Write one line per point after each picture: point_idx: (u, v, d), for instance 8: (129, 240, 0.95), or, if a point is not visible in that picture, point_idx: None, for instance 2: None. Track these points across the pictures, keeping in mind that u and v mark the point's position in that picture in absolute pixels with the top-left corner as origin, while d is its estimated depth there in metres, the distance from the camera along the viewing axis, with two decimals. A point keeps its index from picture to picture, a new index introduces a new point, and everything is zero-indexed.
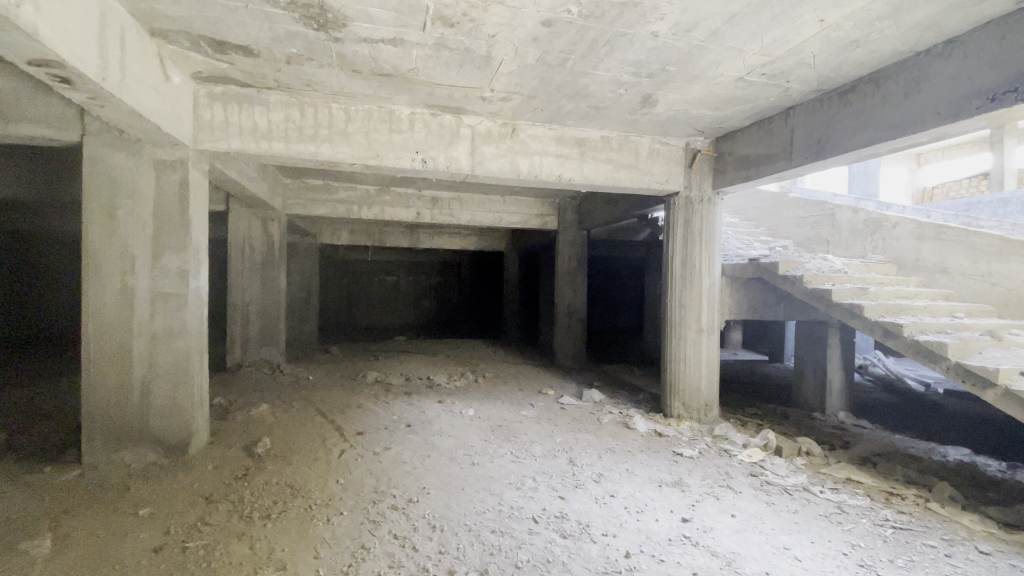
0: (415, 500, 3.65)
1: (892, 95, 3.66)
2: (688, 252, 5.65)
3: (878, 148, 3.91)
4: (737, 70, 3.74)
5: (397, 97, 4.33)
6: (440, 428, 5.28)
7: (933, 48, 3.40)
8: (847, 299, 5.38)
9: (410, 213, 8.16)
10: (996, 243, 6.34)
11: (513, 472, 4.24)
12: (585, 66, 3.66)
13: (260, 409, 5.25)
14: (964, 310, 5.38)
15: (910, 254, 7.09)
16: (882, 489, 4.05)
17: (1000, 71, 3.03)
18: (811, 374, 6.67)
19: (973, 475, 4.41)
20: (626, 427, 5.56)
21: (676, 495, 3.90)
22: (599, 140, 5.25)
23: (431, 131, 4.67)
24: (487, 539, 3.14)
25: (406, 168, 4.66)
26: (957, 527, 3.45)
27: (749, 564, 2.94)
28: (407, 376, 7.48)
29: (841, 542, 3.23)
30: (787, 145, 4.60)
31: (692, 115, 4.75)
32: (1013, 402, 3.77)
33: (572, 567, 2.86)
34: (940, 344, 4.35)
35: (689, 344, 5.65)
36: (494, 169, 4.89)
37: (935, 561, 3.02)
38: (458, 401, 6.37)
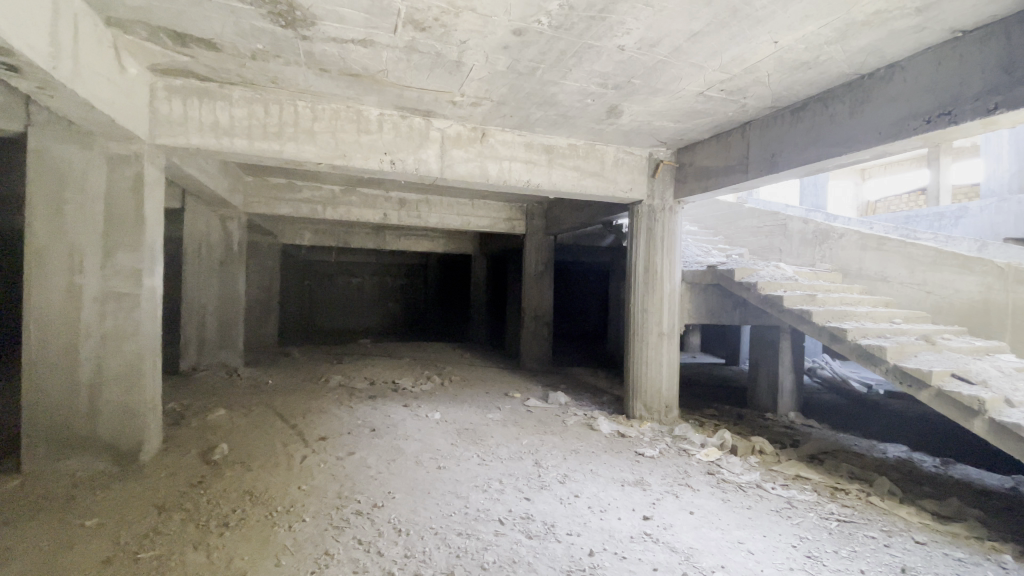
0: (380, 505, 3.62)
1: (838, 114, 3.91)
2: (650, 258, 5.83)
3: (826, 163, 4.17)
4: (697, 85, 3.91)
5: (366, 97, 4.30)
6: (406, 432, 5.25)
7: (876, 72, 3.65)
8: (798, 305, 5.67)
9: (376, 215, 8.04)
10: (930, 254, 6.67)
11: (480, 475, 4.26)
12: (554, 75, 3.74)
13: (217, 415, 5.06)
14: (902, 316, 5.78)
15: (854, 263, 7.51)
16: (828, 484, 4.30)
17: (934, 95, 3.30)
18: (764, 376, 6.99)
19: (909, 471, 4.73)
20: (590, 428, 5.67)
21: (638, 494, 4.02)
22: (567, 147, 5.37)
23: (399, 132, 4.66)
24: (453, 541, 3.15)
25: (374, 170, 4.63)
26: (895, 518, 3.71)
27: (705, 558, 3.07)
28: (371, 380, 7.38)
29: (790, 535, 3.41)
30: (743, 158, 4.83)
31: (655, 127, 4.93)
32: (944, 401, 4.08)
33: (537, 567, 2.91)
34: (880, 348, 4.65)
35: (651, 347, 5.82)
36: (464, 173, 4.92)
37: (876, 551, 3.23)
38: (425, 405, 6.33)
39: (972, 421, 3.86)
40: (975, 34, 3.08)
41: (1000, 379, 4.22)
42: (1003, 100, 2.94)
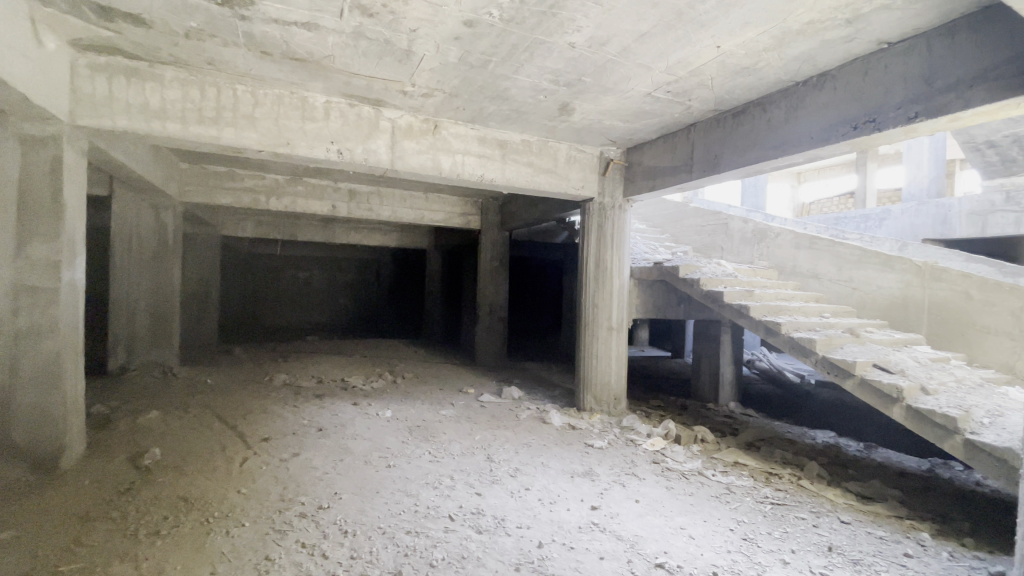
0: (326, 506, 3.51)
1: (776, 118, 4.11)
2: (601, 254, 5.94)
3: (763, 165, 4.38)
4: (645, 86, 4.01)
5: (311, 82, 4.13)
6: (354, 431, 5.11)
7: (809, 80, 3.87)
8: (738, 300, 5.94)
9: (325, 206, 7.75)
10: (856, 253, 7.08)
11: (431, 472, 4.21)
12: (506, 69, 3.73)
13: (150, 417, 4.75)
14: (830, 311, 6.19)
15: (789, 261, 7.92)
16: (763, 470, 4.55)
17: (860, 104, 3.53)
18: (706, 369, 7.31)
19: (836, 455, 5.08)
20: (542, 422, 5.74)
21: (587, 484, 4.11)
22: (520, 143, 5.37)
23: (348, 122, 4.51)
24: (402, 540, 3.11)
25: (321, 159, 4.46)
26: (823, 500, 3.97)
27: (650, 545, 3.17)
28: (319, 378, 7.15)
29: (728, 519, 3.58)
30: (688, 159, 5.01)
31: (606, 125, 5.01)
32: (867, 389, 4.39)
33: (486, 561, 2.91)
34: (810, 340, 4.95)
35: (601, 341, 5.95)
36: (416, 165, 4.82)
37: (805, 531, 3.45)
38: (376, 403, 6.19)
39: (891, 407, 4.18)
40: (899, 46, 3.31)
41: (915, 369, 4.58)
42: (923, 109, 3.19)
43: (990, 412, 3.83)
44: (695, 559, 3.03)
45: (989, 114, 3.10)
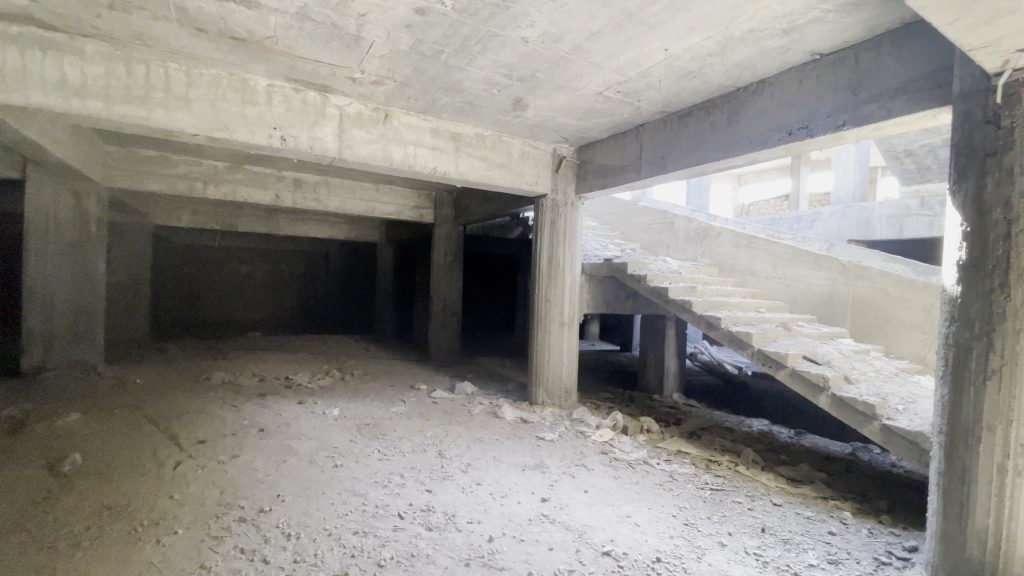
0: (267, 509, 3.36)
1: (719, 121, 4.28)
2: (553, 250, 6.01)
3: (706, 167, 4.56)
4: (596, 85, 4.07)
5: (252, 64, 3.91)
6: (299, 430, 4.93)
7: (749, 86, 4.05)
8: (682, 296, 6.17)
9: (268, 195, 7.40)
10: (789, 251, 7.51)
11: (380, 471, 4.13)
12: (459, 61, 3.68)
13: (71, 420, 4.37)
14: (766, 306, 6.55)
15: (729, 258, 8.30)
16: (703, 458, 4.77)
17: (794, 111, 3.74)
18: (652, 362, 7.58)
19: (769, 441, 5.40)
20: (494, 416, 5.75)
21: (537, 477, 4.16)
22: (474, 137, 5.32)
23: (292, 107, 4.31)
24: (348, 541, 3.03)
25: (262, 146, 4.25)
26: (757, 484, 4.21)
27: (597, 534, 3.25)
28: (262, 377, 6.84)
29: (671, 506, 3.73)
30: (637, 159, 5.14)
31: (559, 122, 5.06)
32: (797, 379, 4.68)
33: (436, 558, 2.88)
34: (747, 334, 5.22)
35: (552, 336, 6.02)
36: (365, 155, 4.68)
37: (741, 514, 3.64)
38: (322, 401, 6.00)
39: (819, 396, 4.48)
40: (830, 57, 3.53)
41: (840, 360, 4.93)
42: (849, 118, 3.42)
43: (904, 399, 4.18)
44: (640, 545, 3.13)
45: (907, 125, 3.36)
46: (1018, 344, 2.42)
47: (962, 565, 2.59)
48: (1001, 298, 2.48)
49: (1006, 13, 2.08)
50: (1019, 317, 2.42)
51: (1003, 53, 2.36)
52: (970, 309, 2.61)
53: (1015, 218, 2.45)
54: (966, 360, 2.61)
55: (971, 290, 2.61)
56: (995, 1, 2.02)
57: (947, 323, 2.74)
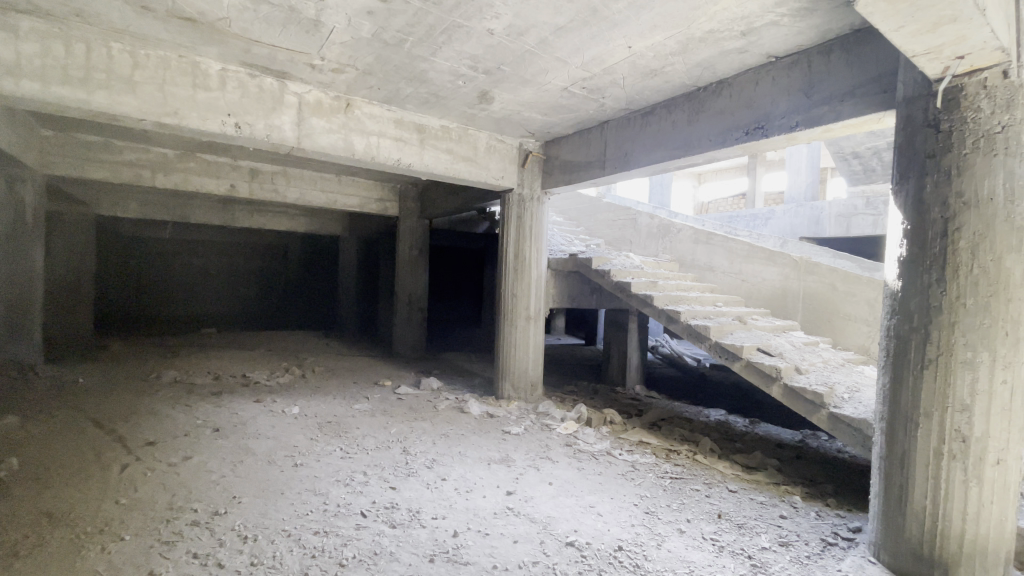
0: (222, 512, 3.24)
1: (680, 120, 4.38)
2: (520, 245, 6.02)
3: (667, 165, 4.66)
4: (562, 81, 4.08)
5: (203, 46, 3.72)
6: (256, 430, 4.76)
7: (709, 86, 4.15)
8: (644, 291, 6.30)
9: (223, 185, 7.08)
10: (745, 247, 7.79)
11: (342, 469, 4.04)
12: (423, 51, 3.61)
13: (4, 423, 4.07)
14: (723, 301, 6.78)
15: (688, 254, 8.53)
16: (664, 448, 4.90)
17: (751, 111, 3.86)
18: (615, 355, 7.72)
19: (726, 430, 5.60)
20: (460, 411, 5.73)
21: (503, 471, 4.17)
22: (439, 129, 5.24)
23: (247, 93, 4.13)
24: (308, 541, 2.95)
25: (215, 133, 4.05)
26: (714, 472, 4.36)
27: (561, 525, 3.30)
28: (217, 375, 6.57)
29: (633, 495, 3.82)
30: (601, 155, 5.20)
31: (524, 117, 5.05)
32: (751, 370, 4.86)
33: (400, 556, 2.85)
34: (705, 327, 5.38)
35: (518, 330, 6.04)
36: (325, 145, 4.54)
37: (700, 501, 3.77)
38: (281, 399, 5.81)
39: (772, 386, 4.66)
40: (784, 61, 3.66)
41: (791, 352, 5.16)
42: (802, 119, 3.56)
43: (849, 388, 4.41)
44: (603, 534, 3.19)
45: (855, 127, 3.53)
46: (953, 335, 2.59)
47: (902, 543, 2.76)
48: (939, 292, 2.64)
49: (947, 22, 2.20)
50: (953, 309, 2.59)
51: (943, 60, 2.50)
52: (910, 302, 2.76)
53: (950, 218, 2.62)
54: (906, 351, 2.77)
55: (911, 284, 2.77)
56: (936, 10, 2.14)
57: (889, 316, 2.89)
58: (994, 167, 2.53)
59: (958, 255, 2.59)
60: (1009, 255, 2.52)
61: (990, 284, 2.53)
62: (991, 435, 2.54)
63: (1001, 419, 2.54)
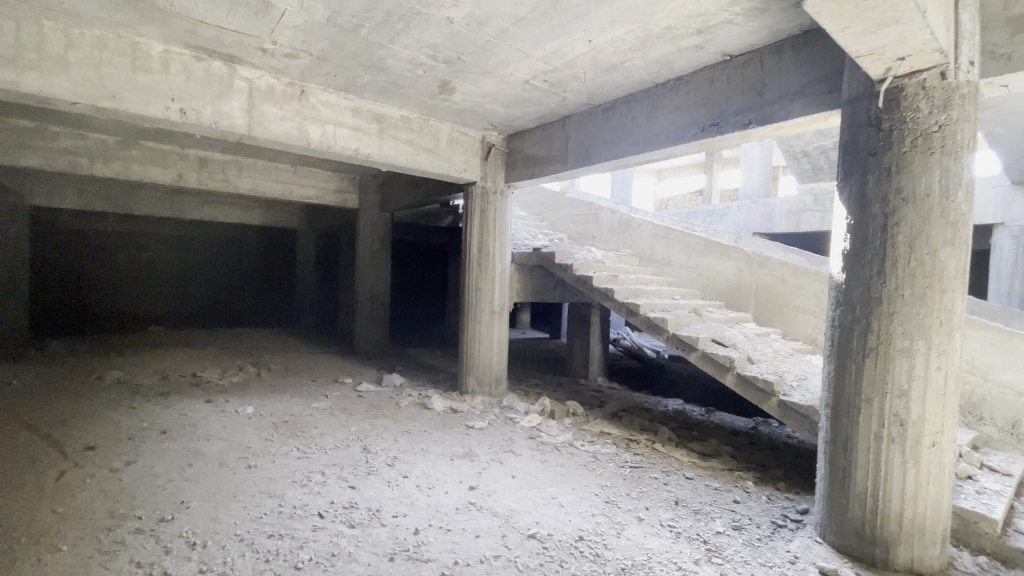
0: (169, 518, 3.08)
1: (639, 115, 4.44)
2: (483, 238, 5.98)
3: (628, 160, 4.72)
4: (523, 73, 4.06)
5: (143, 26, 3.49)
6: (208, 432, 4.55)
7: (667, 83, 4.22)
8: (605, 285, 6.38)
9: (169, 175, 6.70)
10: (701, 242, 8.01)
11: (299, 469, 3.91)
12: (381, 38, 3.51)
13: None
14: (681, 294, 6.96)
15: (648, 249, 8.70)
16: (624, 438, 4.99)
17: (707, 108, 3.94)
18: (578, 347, 7.82)
19: (683, 419, 5.77)
20: (423, 407, 5.66)
21: (466, 466, 4.15)
22: (399, 119, 5.12)
23: (193, 77, 3.91)
24: (261, 545, 2.84)
25: (158, 119, 3.82)
26: (672, 460, 4.47)
27: (523, 517, 3.30)
28: (165, 375, 6.25)
29: (594, 485, 3.87)
30: (563, 150, 5.21)
31: (486, 109, 5.00)
32: (706, 361, 5.00)
33: (358, 556, 2.78)
34: (663, 319, 5.50)
35: (481, 324, 6.01)
36: (278, 133, 4.36)
37: (659, 489, 3.86)
38: (235, 399, 5.58)
39: (726, 376, 4.81)
40: (738, 59, 3.76)
41: (744, 342, 5.34)
42: (755, 117, 3.66)
43: (797, 376, 4.61)
44: (564, 525, 3.22)
45: (803, 126, 3.65)
46: (892, 324, 2.74)
47: (846, 523, 2.91)
48: (879, 283, 2.78)
49: (890, 23, 2.30)
50: (892, 300, 2.74)
51: (885, 61, 2.62)
52: (853, 294, 2.90)
53: (891, 213, 2.76)
54: (849, 341, 2.90)
55: (854, 276, 2.90)
56: (879, 11, 2.23)
57: (833, 307, 3.02)
58: (930, 165, 2.68)
59: (897, 248, 2.74)
60: (943, 248, 2.67)
61: (925, 275, 2.68)
62: (927, 419, 2.69)
63: (935, 402, 2.70)
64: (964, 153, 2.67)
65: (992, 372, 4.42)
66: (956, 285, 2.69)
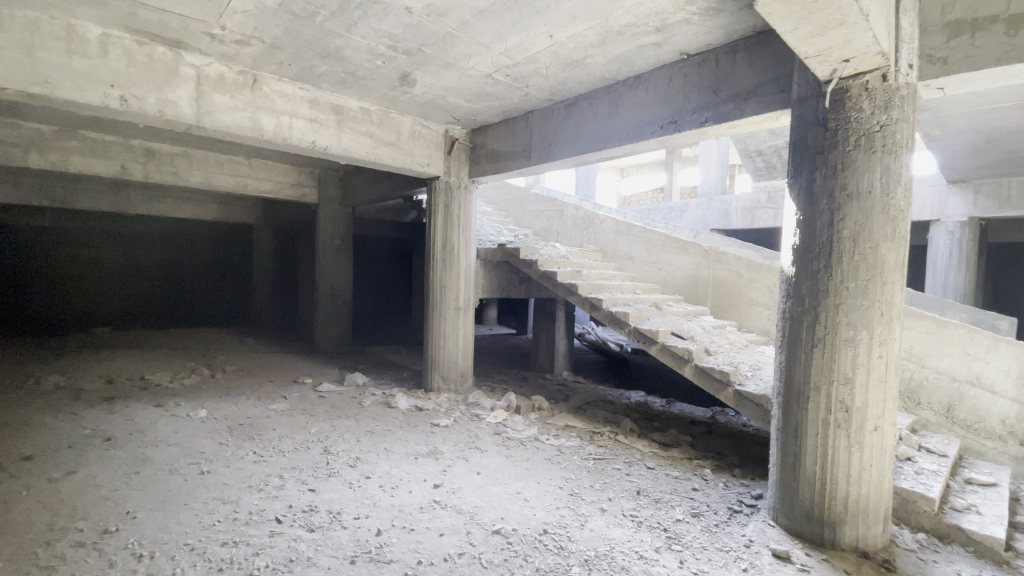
0: (113, 530, 2.90)
1: (600, 112, 4.49)
2: (447, 234, 5.92)
3: (590, 156, 4.76)
4: (485, 67, 4.02)
5: (78, 7, 3.26)
6: (157, 437, 4.32)
7: (628, 80, 4.27)
8: (568, 280, 6.44)
9: (112, 168, 6.32)
10: (662, 238, 8.19)
11: (255, 474, 3.77)
12: (337, 26, 3.40)
13: None
14: (642, 289, 7.09)
15: (611, 245, 8.83)
16: (588, 430, 5.06)
17: (666, 106, 4.01)
18: (543, 342, 7.89)
19: (645, 410, 5.90)
20: (387, 406, 5.57)
21: (430, 464, 4.10)
22: (359, 111, 4.99)
23: (135, 63, 3.69)
24: (214, 554, 2.72)
25: (96, 106, 3.58)
26: (634, 451, 4.56)
27: (488, 514, 3.29)
28: (111, 379, 5.90)
29: (558, 478, 3.90)
30: (527, 146, 5.21)
31: (448, 103, 4.94)
32: (666, 353, 5.12)
33: (317, 560, 2.71)
34: (625, 314, 5.59)
35: (447, 321, 5.95)
36: (229, 124, 4.17)
37: (621, 480, 3.92)
38: (186, 402, 5.33)
39: (685, 368, 4.93)
40: (695, 59, 3.84)
41: (702, 335, 5.50)
42: (711, 116, 3.75)
43: (751, 366, 4.78)
44: (529, 519, 3.23)
45: (756, 125, 3.77)
46: (838, 315, 2.86)
47: (797, 506, 3.03)
48: (826, 277, 2.91)
49: (835, 25, 2.39)
50: (838, 292, 2.86)
51: (831, 62, 2.73)
52: (802, 287, 3.02)
53: (836, 209, 2.88)
54: (799, 332, 3.02)
55: (803, 270, 3.01)
56: (826, 14, 2.31)
57: (784, 300, 3.14)
58: (872, 163, 2.81)
59: (842, 243, 2.86)
60: (884, 243, 2.81)
61: (868, 269, 2.81)
62: (870, 405, 2.84)
63: (877, 389, 2.84)
64: (904, 152, 2.81)
65: (929, 359, 4.69)
66: (896, 278, 2.83)
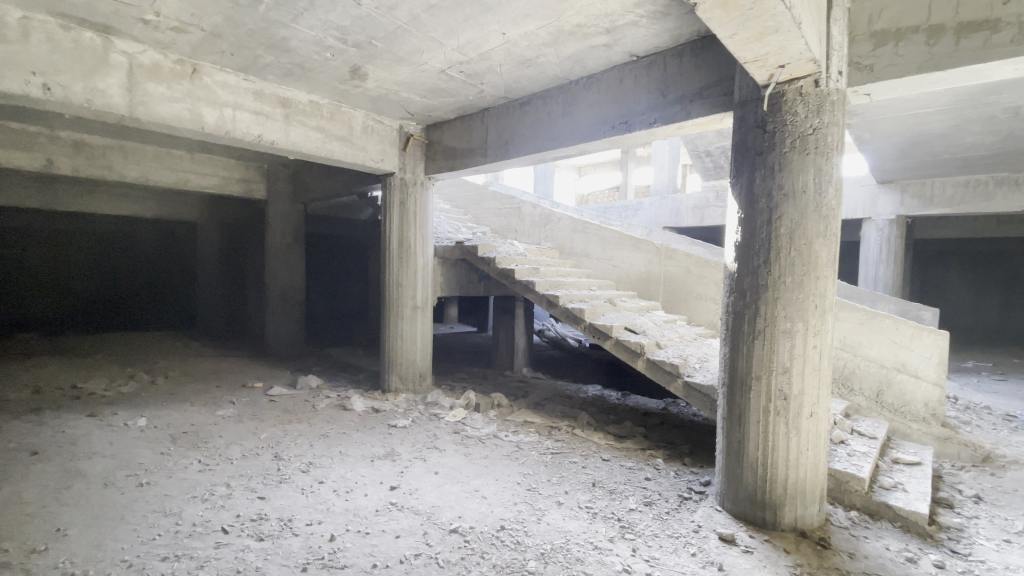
0: (41, 549, 2.70)
1: (555, 111, 4.53)
2: (404, 232, 5.83)
3: (544, 154, 4.81)
4: (438, 62, 3.98)
5: None
6: (91, 449, 4.05)
7: (580, 80, 4.34)
8: (526, 277, 6.48)
9: (37, 160, 5.76)
10: (616, 235, 8.36)
11: (200, 484, 3.60)
12: (281, 16, 3.28)
13: None
14: (598, 285, 7.23)
15: (567, 242, 8.93)
16: (546, 426, 5.11)
17: (617, 106, 4.10)
18: (503, 339, 7.91)
19: (602, 404, 6.02)
20: (343, 408, 5.44)
21: (387, 466, 4.03)
22: (307, 104, 4.83)
23: (60, 48, 3.43)
24: (155, 570, 2.59)
25: (16, 95, 3.30)
26: (590, 444, 4.65)
27: (445, 513, 3.27)
28: (38, 389, 5.48)
29: (516, 475, 3.92)
30: (483, 143, 5.21)
31: (402, 98, 4.86)
32: (619, 348, 5.24)
33: (266, 570, 2.62)
34: (580, 309, 5.67)
35: (404, 320, 5.86)
36: (166, 116, 3.95)
37: (578, 473, 3.99)
38: (124, 411, 5.02)
39: (638, 361, 5.06)
40: (643, 61, 3.94)
41: (654, 329, 5.66)
42: (659, 117, 3.86)
43: (699, 358, 4.97)
44: (486, 516, 3.24)
45: (701, 127, 3.91)
46: (776, 308, 3.02)
47: (741, 491, 3.18)
48: (765, 272, 3.05)
49: (771, 32, 2.50)
50: (776, 287, 3.02)
51: (769, 67, 2.87)
52: (743, 281, 3.16)
53: (774, 207, 3.03)
54: (741, 324, 3.16)
55: (745, 265, 3.15)
56: (762, 21, 2.42)
57: (728, 294, 3.27)
58: (806, 164, 2.97)
59: (779, 239, 3.02)
60: (817, 240, 2.98)
61: (803, 264, 2.98)
62: (805, 392, 3.01)
63: (812, 377, 3.02)
64: (834, 154, 2.99)
65: (861, 348, 5.01)
66: (828, 272, 3.01)
